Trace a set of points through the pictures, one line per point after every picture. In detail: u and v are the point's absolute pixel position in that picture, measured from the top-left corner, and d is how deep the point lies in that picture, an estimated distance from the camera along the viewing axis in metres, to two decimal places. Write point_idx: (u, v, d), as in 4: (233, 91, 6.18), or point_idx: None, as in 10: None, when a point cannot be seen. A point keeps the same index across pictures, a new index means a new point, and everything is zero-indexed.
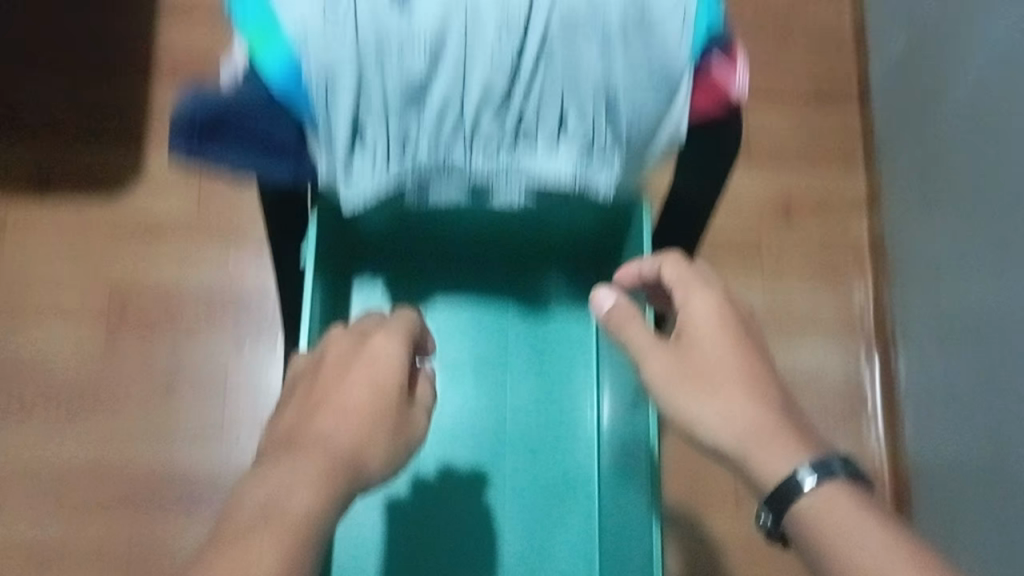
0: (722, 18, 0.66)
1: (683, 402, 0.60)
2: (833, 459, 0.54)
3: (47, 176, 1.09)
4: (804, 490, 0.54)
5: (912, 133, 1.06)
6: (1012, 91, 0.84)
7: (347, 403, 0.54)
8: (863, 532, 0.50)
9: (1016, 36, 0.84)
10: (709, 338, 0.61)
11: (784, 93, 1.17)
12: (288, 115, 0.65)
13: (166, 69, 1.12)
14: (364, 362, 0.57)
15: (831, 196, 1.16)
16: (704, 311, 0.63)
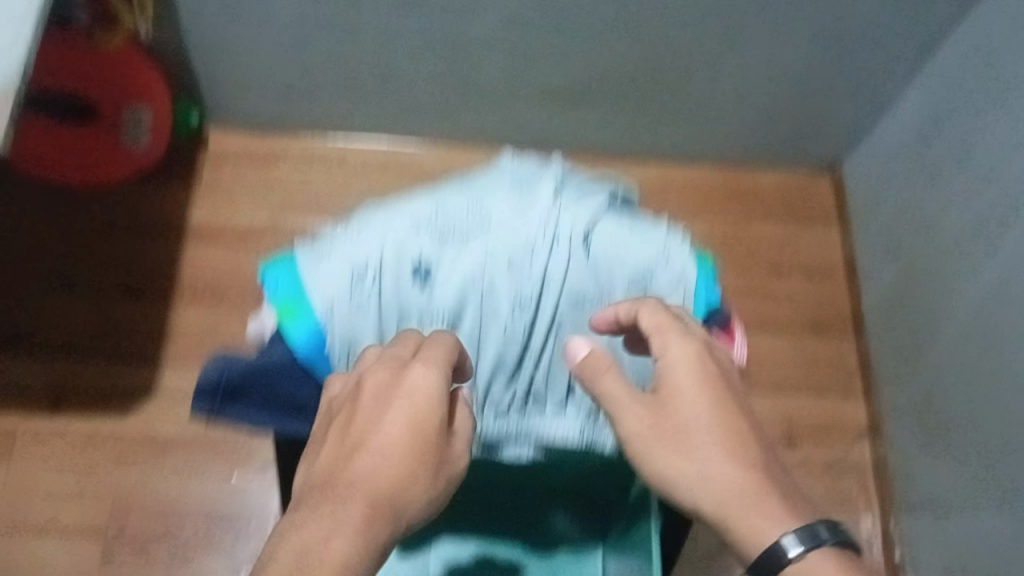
0: (721, 295, 0.69)
1: (660, 455, 0.59)
2: (820, 526, 0.54)
3: (60, 393, 1.15)
4: (791, 559, 0.53)
5: (899, 374, 1.20)
6: (1005, 336, 0.97)
7: (389, 447, 0.53)
8: None
9: (1009, 287, 0.96)
10: (687, 383, 0.59)
11: (775, 339, 1.29)
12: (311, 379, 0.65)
13: (187, 293, 1.22)
14: (402, 398, 0.55)
15: (833, 421, 1.25)
16: (682, 360, 0.60)
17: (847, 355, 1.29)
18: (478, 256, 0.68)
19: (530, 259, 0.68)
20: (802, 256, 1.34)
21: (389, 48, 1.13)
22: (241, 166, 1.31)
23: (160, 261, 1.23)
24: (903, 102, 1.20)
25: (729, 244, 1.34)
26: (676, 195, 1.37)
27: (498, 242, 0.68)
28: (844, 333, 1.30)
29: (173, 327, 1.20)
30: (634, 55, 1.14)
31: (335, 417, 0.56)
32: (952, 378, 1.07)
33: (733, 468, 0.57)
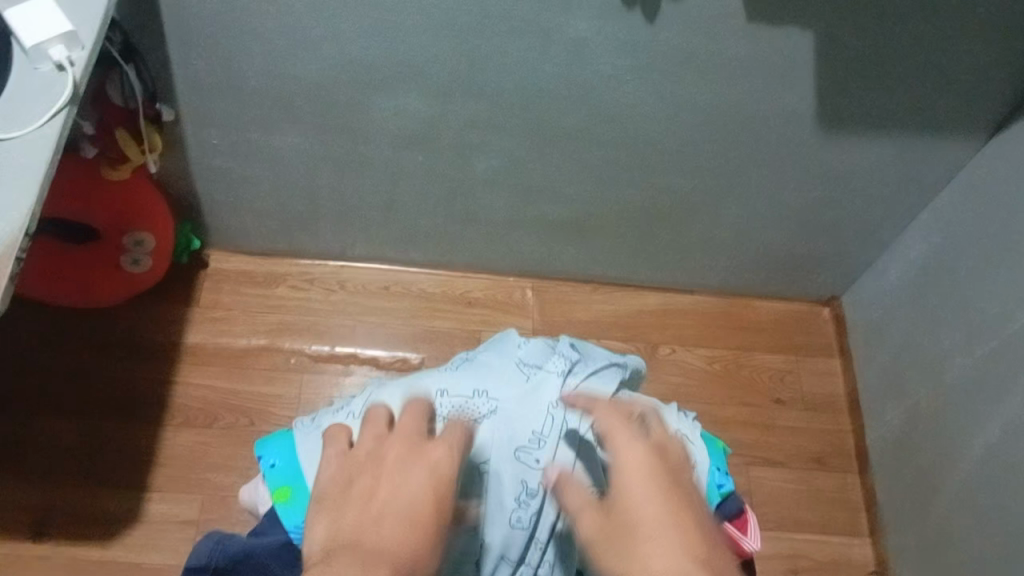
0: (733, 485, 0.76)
1: (612, 550, 0.58)
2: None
3: (44, 518, 1.12)
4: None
5: (905, 512, 1.17)
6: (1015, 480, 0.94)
7: (406, 502, 0.59)
8: None
9: (1016, 429, 0.95)
10: (638, 473, 0.62)
11: (778, 472, 1.27)
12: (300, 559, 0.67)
13: (181, 415, 1.21)
14: (424, 465, 0.62)
15: (840, 559, 1.21)
16: (632, 451, 0.63)
17: (852, 492, 1.26)
18: (499, 421, 0.74)
19: (545, 429, 0.74)
20: (802, 389, 1.34)
21: (397, 182, 1.15)
22: (246, 289, 1.32)
23: (156, 383, 1.23)
24: (901, 245, 1.22)
25: (728, 374, 1.34)
26: (676, 322, 1.37)
27: (517, 410, 0.75)
28: (846, 468, 1.28)
29: (165, 452, 1.18)
30: (634, 194, 1.17)
31: (353, 477, 0.61)
32: (958, 524, 1.05)
33: (674, 541, 0.57)
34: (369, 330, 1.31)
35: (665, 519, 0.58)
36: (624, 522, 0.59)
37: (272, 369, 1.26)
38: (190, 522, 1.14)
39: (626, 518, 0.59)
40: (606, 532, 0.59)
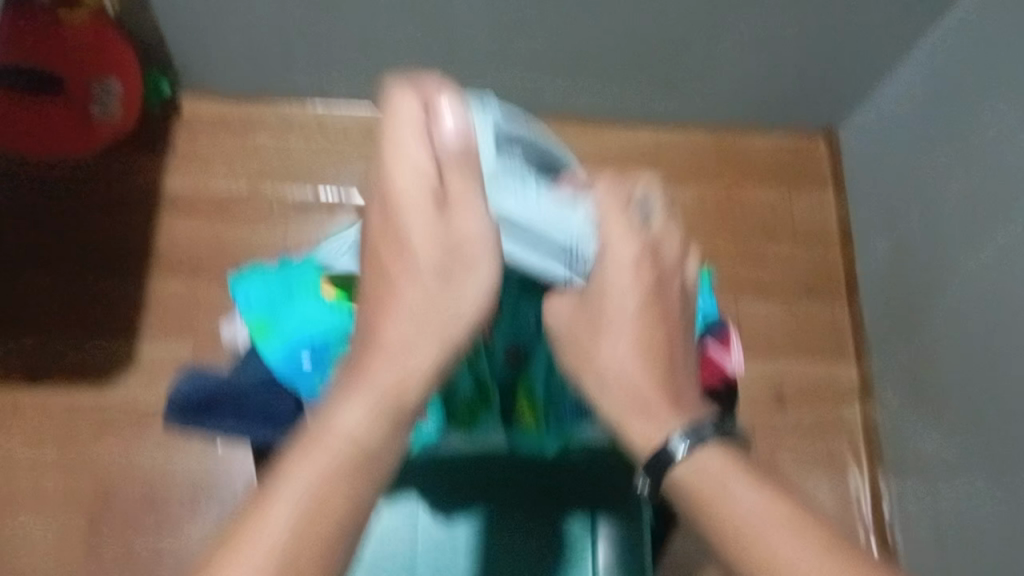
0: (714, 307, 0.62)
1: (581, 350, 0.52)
2: (703, 422, 0.50)
3: (40, 370, 1.15)
4: (675, 464, 0.48)
5: (892, 340, 1.19)
6: (1002, 313, 0.95)
7: (399, 276, 0.46)
8: (734, 495, 0.46)
9: (1005, 263, 0.95)
10: (623, 267, 0.52)
11: (768, 303, 1.28)
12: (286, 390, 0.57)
13: (166, 264, 1.21)
14: (393, 235, 0.47)
15: (828, 383, 1.26)
16: (625, 246, 0.52)
17: (840, 318, 1.29)
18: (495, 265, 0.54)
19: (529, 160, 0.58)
20: (794, 220, 1.33)
21: (372, 16, 1.09)
22: (220, 134, 1.28)
23: (138, 232, 1.22)
24: (901, 70, 1.17)
25: (718, 208, 1.32)
26: (666, 157, 1.34)
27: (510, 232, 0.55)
28: (835, 296, 1.30)
29: (154, 300, 1.19)
30: (622, 25, 1.11)
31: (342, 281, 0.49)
32: (943, 353, 1.07)
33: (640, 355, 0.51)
34: (353, 173, 1.28)
35: (636, 326, 0.51)
36: (610, 324, 0.52)
37: (255, 215, 1.25)
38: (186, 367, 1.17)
39: (595, 319, 0.52)
40: (577, 332, 0.52)
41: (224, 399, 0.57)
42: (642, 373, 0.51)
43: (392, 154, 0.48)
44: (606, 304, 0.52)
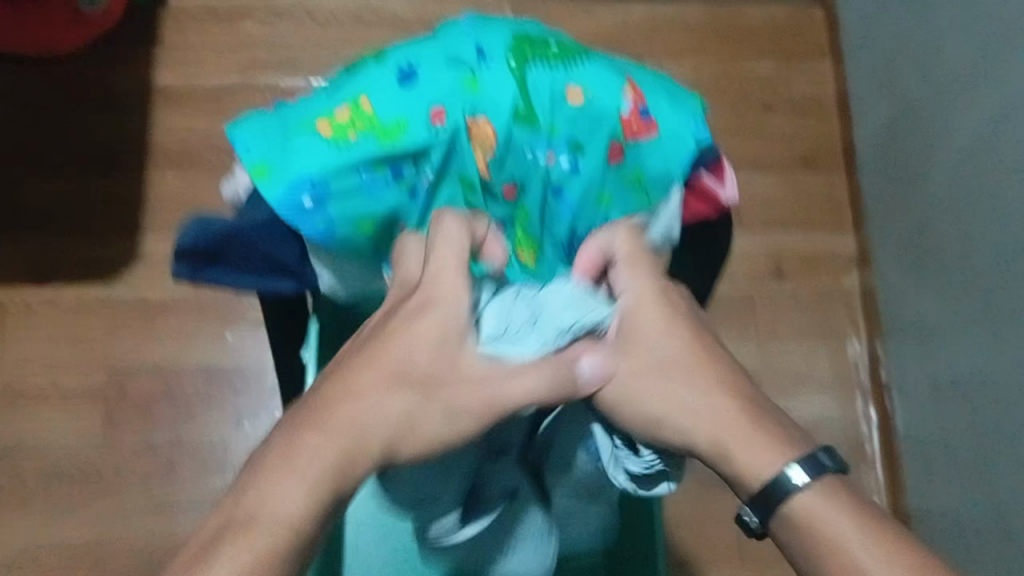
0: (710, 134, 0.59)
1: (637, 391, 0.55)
2: (821, 452, 0.52)
3: (44, 265, 1.16)
4: (798, 493, 0.51)
5: (889, 205, 1.20)
6: (995, 168, 0.95)
7: (393, 369, 0.51)
8: (842, 527, 0.50)
9: (996, 117, 0.95)
10: (650, 306, 0.56)
11: (765, 175, 1.29)
12: (295, 239, 0.60)
13: (161, 157, 1.21)
14: (410, 325, 0.52)
15: (826, 252, 1.27)
16: (642, 290, 0.56)
17: (837, 188, 1.29)
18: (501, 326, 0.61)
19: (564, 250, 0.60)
20: (791, 91, 1.32)
21: None
22: (208, 24, 1.26)
23: (132, 128, 1.22)
24: None
25: (714, 82, 1.31)
26: (661, 34, 1.32)
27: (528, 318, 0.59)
28: (833, 166, 1.30)
29: (154, 195, 1.20)
30: None
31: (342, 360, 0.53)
32: (939, 215, 1.07)
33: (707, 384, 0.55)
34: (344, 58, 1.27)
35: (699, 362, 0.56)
36: (650, 371, 0.55)
37: (248, 104, 1.24)
38: None
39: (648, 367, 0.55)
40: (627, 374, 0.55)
41: (232, 242, 0.58)
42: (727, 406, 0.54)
43: (433, 256, 0.53)
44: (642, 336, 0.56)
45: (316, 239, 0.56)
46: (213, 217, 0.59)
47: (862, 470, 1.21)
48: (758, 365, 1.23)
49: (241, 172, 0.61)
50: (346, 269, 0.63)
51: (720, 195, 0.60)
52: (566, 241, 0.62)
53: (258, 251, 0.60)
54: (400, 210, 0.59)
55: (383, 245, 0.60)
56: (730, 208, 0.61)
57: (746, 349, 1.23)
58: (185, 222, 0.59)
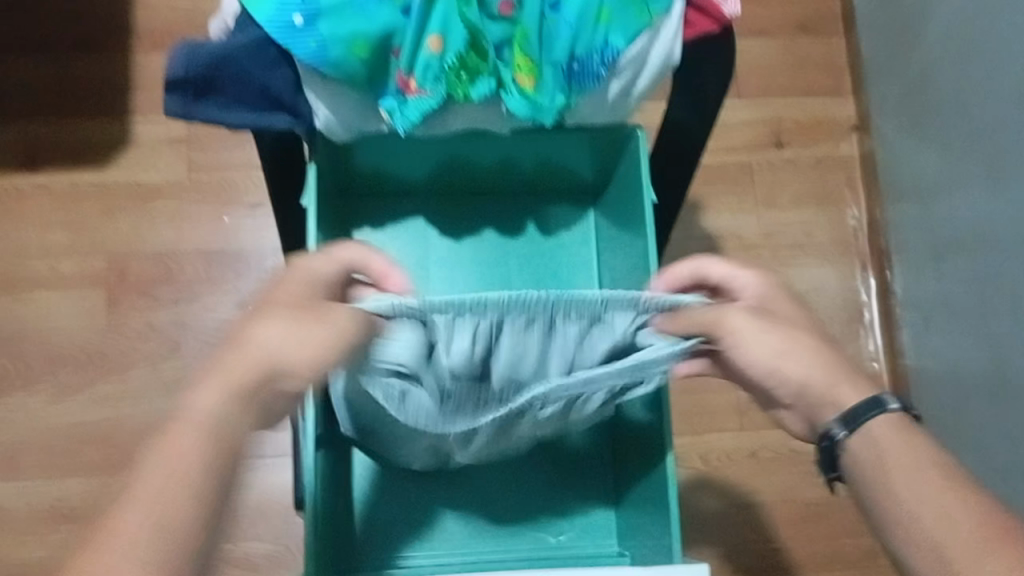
0: None
1: (749, 349, 0.62)
2: (883, 395, 0.58)
3: (33, 151, 1.15)
4: (880, 414, 0.58)
5: (886, 65, 1.18)
6: (990, 10, 0.93)
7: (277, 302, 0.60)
8: (916, 447, 0.56)
9: None
10: (772, 298, 0.67)
11: (763, 40, 1.27)
12: (287, 64, 0.61)
13: (146, 37, 1.18)
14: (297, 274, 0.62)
15: (824, 118, 1.26)
16: (754, 291, 0.68)
17: (836, 52, 1.28)
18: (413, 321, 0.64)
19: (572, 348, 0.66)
20: None
21: None
22: None
23: (113, 7, 1.19)
24: None
25: None
26: None
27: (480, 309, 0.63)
28: (831, 30, 1.28)
29: (140, 76, 1.17)
30: None
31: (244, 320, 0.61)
32: (936, 68, 1.06)
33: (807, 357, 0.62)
34: None
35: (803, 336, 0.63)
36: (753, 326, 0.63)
37: None
38: (180, 141, 1.17)
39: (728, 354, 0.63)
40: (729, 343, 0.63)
41: (222, 63, 0.59)
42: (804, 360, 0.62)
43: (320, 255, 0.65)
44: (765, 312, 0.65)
45: (310, 59, 0.59)
46: (204, 40, 0.60)
47: (858, 334, 1.22)
48: (756, 234, 1.23)
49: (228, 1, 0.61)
50: (345, 101, 0.63)
51: (723, 9, 0.62)
52: (565, 61, 0.62)
53: (250, 78, 0.60)
54: (394, 30, 0.60)
55: (377, 69, 0.61)
56: (731, 22, 0.63)
57: (745, 218, 1.23)
58: (174, 50, 0.59)
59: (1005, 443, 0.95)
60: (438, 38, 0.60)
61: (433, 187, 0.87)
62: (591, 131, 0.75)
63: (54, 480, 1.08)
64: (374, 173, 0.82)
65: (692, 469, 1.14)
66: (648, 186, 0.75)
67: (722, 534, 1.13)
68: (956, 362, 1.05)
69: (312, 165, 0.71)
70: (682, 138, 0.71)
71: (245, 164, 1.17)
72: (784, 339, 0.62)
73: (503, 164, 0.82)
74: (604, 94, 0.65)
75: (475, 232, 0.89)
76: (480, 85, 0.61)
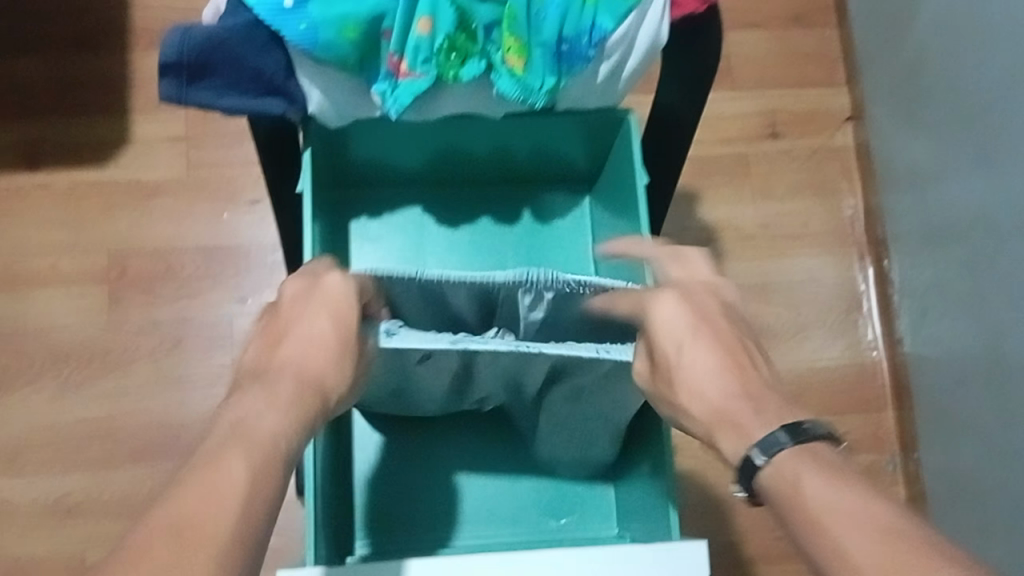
0: None
1: (663, 395, 0.62)
2: (780, 431, 0.52)
3: (33, 150, 1.16)
4: (761, 467, 0.52)
5: (879, 56, 1.19)
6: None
7: (304, 337, 0.59)
8: (804, 484, 0.49)
9: None
10: (685, 332, 0.62)
11: (758, 33, 1.28)
12: (279, 47, 0.63)
13: (145, 37, 1.20)
14: (321, 298, 0.62)
15: (819, 109, 1.27)
16: (665, 323, 0.62)
17: (831, 43, 1.29)
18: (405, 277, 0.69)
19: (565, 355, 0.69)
20: None
21: None
22: None
23: (111, 8, 1.20)
24: None
25: None
26: None
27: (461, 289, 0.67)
28: (825, 22, 1.29)
29: (139, 75, 1.19)
30: None
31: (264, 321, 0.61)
32: (929, 56, 1.06)
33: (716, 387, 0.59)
34: None
35: (712, 360, 0.60)
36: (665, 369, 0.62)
37: None
38: (179, 139, 1.18)
39: (668, 369, 0.62)
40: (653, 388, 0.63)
41: (216, 47, 0.61)
42: (727, 392, 0.58)
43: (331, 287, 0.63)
44: (674, 356, 0.61)
45: (300, 41, 0.61)
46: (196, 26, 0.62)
47: (856, 323, 1.22)
48: (753, 226, 1.23)
49: None
50: (335, 83, 0.65)
51: None
52: (553, 42, 0.64)
53: (243, 62, 0.62)
54: (384, 12, 0.62)
55: (367, 50, 0.63)
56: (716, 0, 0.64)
57: (742, 209, 1.24)
58: (166, 38, 0.61)
59: (1002, 429, 0.95)
60: (427, 19, 0.62)
61: (427, 176, 0.87)
62: (580, 114, 0.75)
63: (56, 477, 1.08)
64: (369, 163, 0.82)
65: (693, 460, 1.14)
66: (640, 169, 0.75)
67: (723, 525, 1.13)
68: (953, 348, 1.05)
69: (307, 152, 0.72)
70: (673, 118, 0.72)
71: (243, 161, 1.18)
72: (688, 378, 0.60)
73: (495, 154, 0.83)
74: (591, 76, 0.67)
75: (469, 220, 0.90)
76: (469, 66, 0.63)
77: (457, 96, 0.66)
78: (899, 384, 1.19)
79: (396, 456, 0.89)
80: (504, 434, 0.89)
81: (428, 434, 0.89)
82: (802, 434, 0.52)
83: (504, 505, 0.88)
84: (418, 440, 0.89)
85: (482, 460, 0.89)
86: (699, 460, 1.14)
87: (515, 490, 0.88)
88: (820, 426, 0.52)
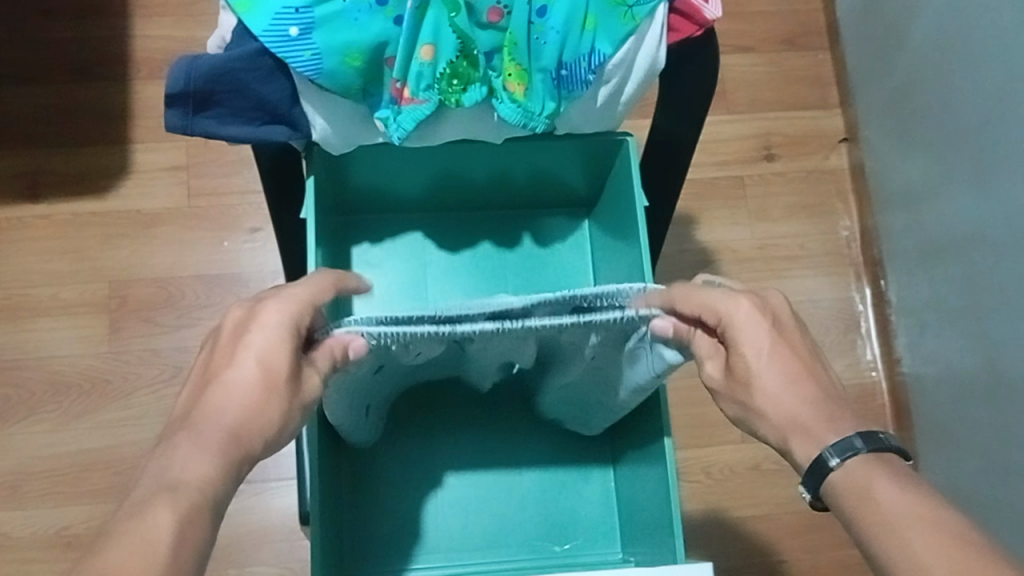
0: None
1: (737, 403, 0.59)
2: (855, 436, 0.52)
3: (33, 182, 1.16)
4: (831, 469, 0.52)
5: (871, 78, 1.21)
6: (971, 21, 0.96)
7: (237, 382, 0.54)
8: (878, 489, 0.49)
9: None
10: (761, 335, 0.58)
11: (751, 57, 1.30)
12: (284, 75, 0.63)
13: (145, 69, 1.21)
14: (256, 330, 0.56)
15: (813, 131, 1.29)
16: (745, 326, 0.59)
17: (823, 67, 1.31)
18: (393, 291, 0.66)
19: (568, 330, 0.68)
20: None
21: None
22: None
23: (111, 40, 1.21)
24: None
25: None
26: None
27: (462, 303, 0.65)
28: (817, 46, 1.31)
29: (139, 106, 1.20)
30: None
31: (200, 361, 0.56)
32: (921, 79, 1.07)
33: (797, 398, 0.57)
34: None
35: (790, 372, 0.57)
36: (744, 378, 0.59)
37: None
38: (179, 169, 1.19)
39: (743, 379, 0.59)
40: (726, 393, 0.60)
41: (220, 76, 0.62)
42: (801, 406, 0.57)
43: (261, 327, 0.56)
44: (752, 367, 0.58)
45: (304, 69, 0.62)
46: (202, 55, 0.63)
47: (855, 343, 1.23)
48: (750, 247, 1.24)
49: (222, 19, 0.64)
50: (338, 110, 0.66)
51: (706, 12, 0.64)
52: (553, 68, 0.65)
53: (247, 90, 0.63)
54: (388, 42, 0.63)
55: (371, 77, 0.64)
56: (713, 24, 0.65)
57: (739, 230, 1.24)
58: (172, 67, 0.62)
59: (1003, 447, 0.95)
60: (430, 46, 0.63)
61: (427, 202, 0.88)
62: (579, 138, 0.76)
63: (55, 508, 1.08)
64: (371, 188, 0.83)
65: (695, 481, 1.14)
66: (639, 191, 0.76)
67: (725, 547, 1.13)
68: (952, 366, 1.05)
69: (310, 178, 0.72)
70: (672, 140, 0.74)
71: (243, 190, 1.19)
72: (765, 391, 0.57)
73: (495, 179, 0.84)
74: (591, 98, 0.68)
75: (469, 245, 0.91)
76: (471, 93, 0.64)
77: (462, 120, 0.67)
78: (899, 402, 1.19)
79: (396, 481, 0.88)
80: (504, 458, 0.90)
81: (429, 458, 0.89)
82: (879, 443, 0.52)
83: (507, 529, 0.88)
84: (417, 464, 0.89)
85: (483, 483, 0.89)
86: (701, 481, 1.14)
87: (518, 514, 0.88)
88: (893, 438, 0.53)
